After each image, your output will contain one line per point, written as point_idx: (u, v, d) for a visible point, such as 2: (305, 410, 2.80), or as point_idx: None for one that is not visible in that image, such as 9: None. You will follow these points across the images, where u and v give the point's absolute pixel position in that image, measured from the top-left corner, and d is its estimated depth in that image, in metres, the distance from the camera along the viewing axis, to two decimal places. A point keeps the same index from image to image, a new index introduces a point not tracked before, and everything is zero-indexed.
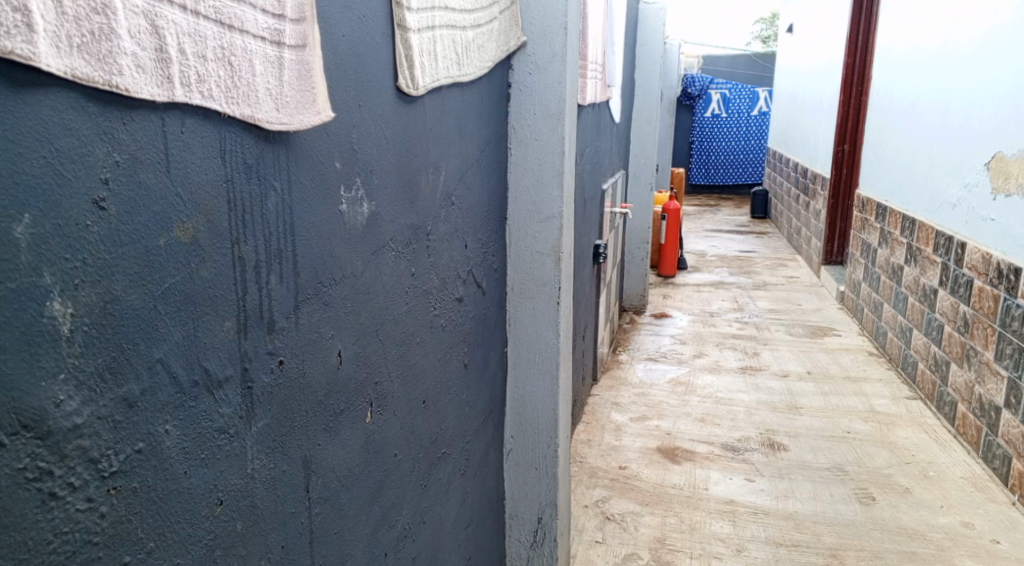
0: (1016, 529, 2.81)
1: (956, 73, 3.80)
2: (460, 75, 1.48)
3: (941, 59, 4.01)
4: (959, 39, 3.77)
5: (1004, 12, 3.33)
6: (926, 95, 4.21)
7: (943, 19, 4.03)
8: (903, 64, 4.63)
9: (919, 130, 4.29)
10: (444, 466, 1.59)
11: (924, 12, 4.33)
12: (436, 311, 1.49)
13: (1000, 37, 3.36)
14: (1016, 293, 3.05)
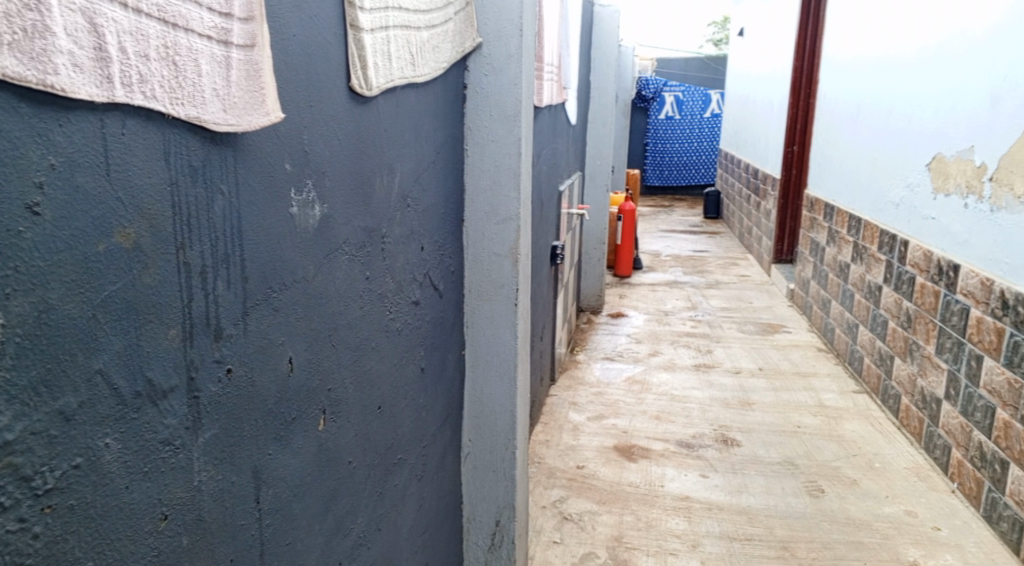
0: (956, 516, 2.89)
1: (899, 77, 3.89)
2: (414, 76, 1.46)
3: (885, 62, 4.09)
4: (903, 44, 3.86)
5: (944, 17, 3.42)
6: (870, 97, 4.29)
7: (886, 24, 4.12)
8: (849, 67, 4.72)
9: (864, 132, 4.38)
10: (400, 471, 1.57)
11: (868, 17, 4.43)
12: (391, 315, 1.47)
13: (940, 42, 3.44)
14: (956, 289, 3.13)
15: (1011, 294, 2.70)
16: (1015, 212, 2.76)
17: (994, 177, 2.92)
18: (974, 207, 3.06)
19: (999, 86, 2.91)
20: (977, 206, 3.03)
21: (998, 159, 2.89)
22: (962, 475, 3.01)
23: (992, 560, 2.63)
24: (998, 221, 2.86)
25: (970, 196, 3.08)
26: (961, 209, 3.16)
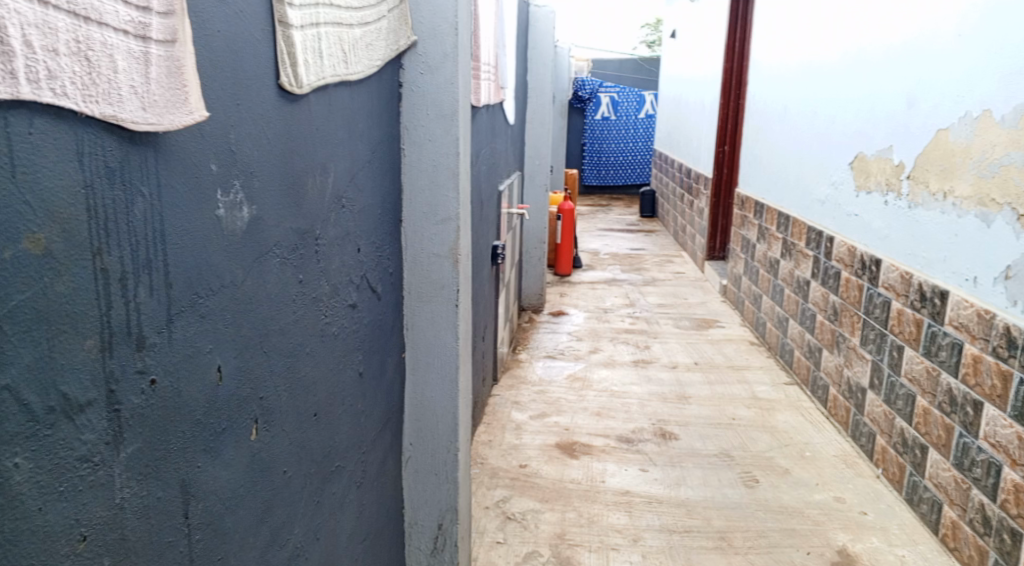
0: (880, 500, 2.98)
1: (823, 78, 3.98)
2: (346, 74, 1.43)
3: (810, 64, 4.19)
4: (825, 46, 3.95)
5: (864, 20, 3.51)
6: (796, 98, 4.39)
7: (810, 26, 4.21)
8: (776, 69, 4.82)
9: (790, 132, 4.47)
10: (338, 479, 1.53)
11: (793, 20, 4.53)
12: (327, 319, 1.43)
13: (861, 43, 3.53)
14: (877, 282, 3.22)
15: (929, 286, 2.80)
16: (931, 208, 2.86)
17: (911, 175, 3.02)
18: (894, 205, 3.15)
19: (915, 88, 3.01)
20: (897, 203, 3.13)
21: (915, 157, 2.99)
22: (886, 461, 3.10)
23: (915, 542, 2.72)
24: (916, 217, 2.97)
25: (890, 193, 3.18)
26: (882, 207, 3.25)
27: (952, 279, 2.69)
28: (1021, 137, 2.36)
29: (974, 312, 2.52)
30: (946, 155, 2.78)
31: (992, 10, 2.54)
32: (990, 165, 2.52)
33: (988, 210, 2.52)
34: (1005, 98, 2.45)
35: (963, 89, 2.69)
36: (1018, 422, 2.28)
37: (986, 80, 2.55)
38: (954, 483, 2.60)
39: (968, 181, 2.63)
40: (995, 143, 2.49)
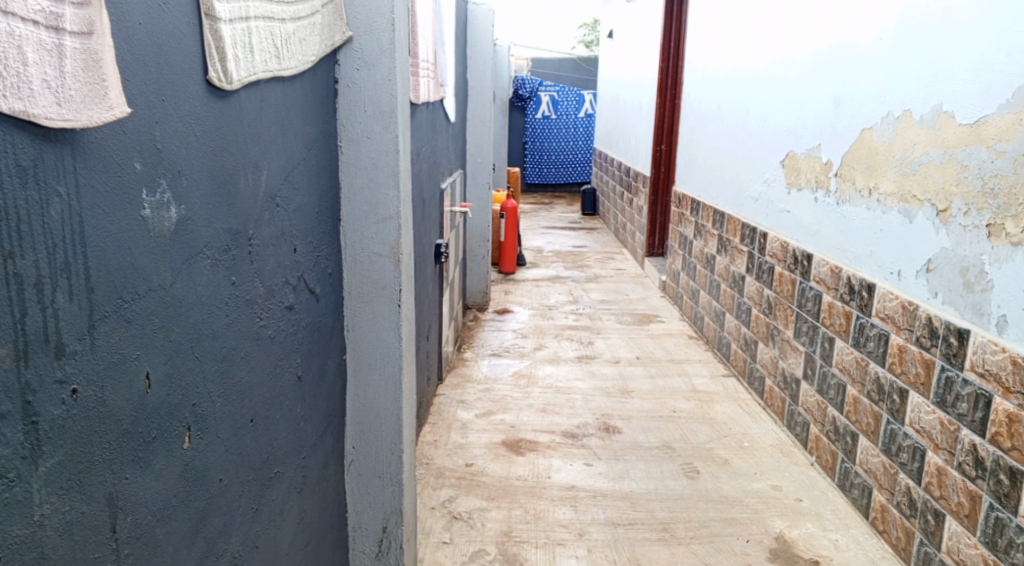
0: (814, 488, 3.04)
1: (754, 78, 4.05)
2: (279, 69, 1.39)
3: (742, 63, 4.26)
4: (756, 46, 4.02)
5: (791, 19, 3.57)
6: (729, 96, 4.45)
7: (741, 26, 4.28)
8: (709, 68, 4.89)
9: (724, 130, 4.54)
10: (278, 486, 1.49)
11: (725, 20, 4.60)
12: (262, 322, 1.39)
13: (789, 42, 3.60)
14: (809, 277, 3.29)
15: (856, 280, 2.87)
16: (858, 205, 2.94)
17: (838, 173, 3.09)
18: (823, 201, 3.22)
19: (841, 88, 3.07)
20: (826, 200, 3.20)
21: (841, 155, 3.06)
22: (819, 449, 3.17)
23: (846, 526, 2.79)
24: (844, 213, 3.04)
25: (819, 191, 3.25)
26: (812, 203, 3.32)
27: (878, 273, 2.77)
28: (939, 137, 2.44)
29: (898, 304, 2.59)
30: (870, 153, 2.85)
31: (910, 13, 2.61)
32: (911, 162, 2.59)
33: (910, 206, 2.59)
34: (923, 98, 2.52)
35: (884, 89, 2.76)
36: (940, 408, 2.35)
37: (905, 81, 2.63)
38: (881, 468, 2.68)
39: (891, 178, 2.70)
40: (916, 142, 2.56)
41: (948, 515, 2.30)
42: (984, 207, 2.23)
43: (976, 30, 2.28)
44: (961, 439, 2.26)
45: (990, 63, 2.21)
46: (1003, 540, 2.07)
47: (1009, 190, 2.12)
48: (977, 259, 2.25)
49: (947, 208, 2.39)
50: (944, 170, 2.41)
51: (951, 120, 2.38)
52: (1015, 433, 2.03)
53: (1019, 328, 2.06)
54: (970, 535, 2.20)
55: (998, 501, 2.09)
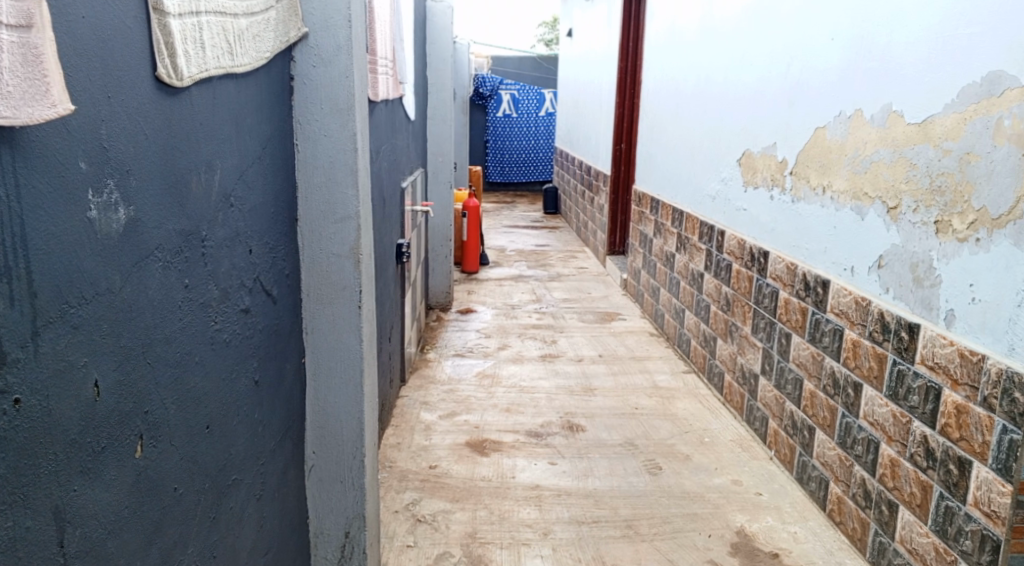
0: (774, 481, 3.07)
1: (711, 77, 4.07)
2: (231, 66, 1.35)
3: (698, 62, 4.28)
4: (712, 45, 4.05)
5: (746, 19, 3.61)
6: (686, 95, 4.48)
7: (697, 26, 4.30)
8: (666, 67, 4.92)
9: (682, 129, 4.57)
10: (235, 493, 1.46)
11: (681, 20, 4.61)
12: (217, 326, 1.36)
13: (745, 42, 3.63)
14: (765, 274, 3.32)
15: (812, 276, 2.90)
16: (812, 202, 2.97)
17: (793, 171, 3.12)
18: (779, 200, 3.26)
19: (794, 87, 3.11)
20: (781, 198, 3.23)
21: (795, 154, 3.09)
22: (778, 443, 3.19)
23: (805, 518, 2.82)
24: (799, 210, 3.07)
25: (775, 189, 3.28)
26: (768, 202, 3.35)
27: (832, 269, 2.80)
28: (889, 136, 2.48)
29: (852, 300, 2.63)
30: (824, 151, 2.88)
31: (861, 13, 2.64)
32: (862, 161, 2.62)
33: (862, 203, 2.63)
34: (873, 98, 2.56)
35: (836, 89, 2.79)
36: (893, 401, 2.38)
37: (857, 80, 2.66)
38: (838, 461, 2.71)
39: (844, 176, 2.74)
40: (867, 140, 2.59)
41: (901, 505, 2.34)
42: (933, 204, 2.27)
43: (921, 31, 2.32)
44: (913, 431, 2.29)
45: (937, 64, 2.24)
46: (952, 528, 2.11)
47: (956, 187, 2.17)
48: (926, 256, 2.29)
49: (897, 206, 2.43)
50: (894, 168, 2.45)
51: (900, 119, 2.42)
52: (963, 425, 2.07)
53: (967, 322, 2.11)
54: (922, 525, 2.24)
55: (948, 491, 2.13)
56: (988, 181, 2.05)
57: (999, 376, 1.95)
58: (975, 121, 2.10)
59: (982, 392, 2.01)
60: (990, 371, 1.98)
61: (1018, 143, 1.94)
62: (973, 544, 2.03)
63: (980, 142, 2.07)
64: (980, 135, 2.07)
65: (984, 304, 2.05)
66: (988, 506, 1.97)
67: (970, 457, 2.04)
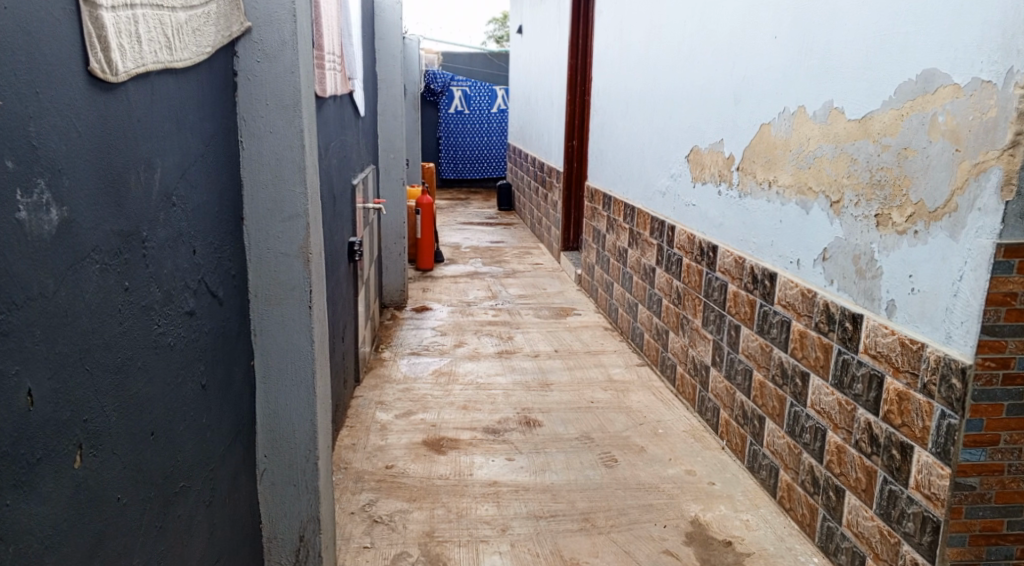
0: (726, 470, 3.11)
1: (659, 73, 4.09)
2: (170, 61, 1.31)
3: (646, 60, 4.30)
4: (660, 42, 4.06)
5: (691, 17, 3.63)
6: (636, 92, 4.50)
7: (644, 24, 4.33)
8: (615, 64, 4.93)
9: (632, 126, 4.59)
10: (183, 501, 1.41)
11: (628, 18, 4.62)
12: (160, 330, 1.31)
13: (691, 38, 3.64)
14: (714, 267, 3.35)
15: (759, 269, 2.94)
16: (759, 197, 3.00)
17: (739, 167, 3.15)
18: (726, 195, 3.29)
19: (740, 84, 3.13)
20: (728, 193, 3.26)
21: (742, 150, 3.13)
22: (729, 433, 3.23)
23: (756, 505, 2.86)
24: (746, 205, 3.10)
25: (722, 184, 3.31)
26: (716, 197, 3.38)
27: (778, 262, 2.84)
28: (831, 131, 2.51)
29: (799, 291, 2.66)
30: (768, 147, 2.91)
31: (801, 11, 2.67)
32: (806, 156, 2.66)
33: (806, 198, 2.66)
34: (815, 95, 2.59)
35: (779, 86, 2.82)
36: (839, 389, 2.42)
37: (799, 78, 2.69)
38: (787, 448, 2.75)
39: (789, 171, 2.77)
40: (810, 136, 2.63)
41: (847, 490, 2.38)
42: (872, 198, 2.31)
43: (859, 28, 2.35)
44: (857, 418, 2.33)
45: (875, 62, 2.28)
46: (895, 511, 2.15)
47: (894, 181, 2.21)
48: (867, 248, 2.33)
49: (840, 199, 2.47)
50: (836, 163, 2.48)
51: (841, 116, 2.45)
52: (904, 411, 2.11)
53: (906, 311, 2.15)
54: (867, 508, 2.28)
55: (891, 474, 2.17)
56: (924, 175, 2.08)
57: (938, 363, 1.99)
58: (911, 117, 2.14)
59: (922, 378, 2.05)
60: (929, 358, 2.02)
61: (952, 138, 1.99)
62: (915, 526, 2.07)
63: (916, 138, 2.12)
64: (915, 130, 2.12)
65: (922, 294, 2.09)
66: (929, 489, 2.02)
67: (911, 442, 2.08)
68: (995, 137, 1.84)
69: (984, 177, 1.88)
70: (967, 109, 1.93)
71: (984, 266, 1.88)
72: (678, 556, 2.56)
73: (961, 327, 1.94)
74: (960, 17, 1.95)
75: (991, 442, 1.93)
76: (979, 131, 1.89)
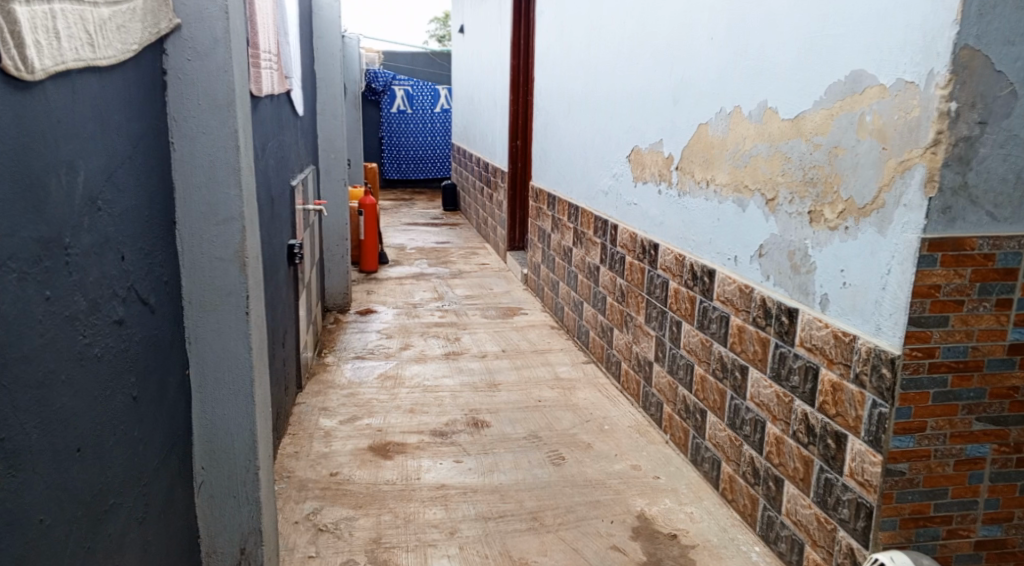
0: (670, 464, 3.13)
1: (600, 74, 4.09)
2: (93, 59, 1.25)
3: (587, 60, 4.30)
4: (600, 43, 4.07)
5: (630, 18, 3.64)
6: (577, 92, 4.50)
7: (584, 25, 4.33)
8: (557, 65, 4.92)
9: (575, 127, 4.59)
10: (114, 519, 1.35)
11: (569, 19, 4.62)
12: (86, 341, 1.25)
13: (630, 39, 3.65)
14: (656, 265, 3.37)
15: (699, 266, 2.96)
16: (697, 196, 3.02)
17: (678, 166, 3.18)
18: (665, 194, 3.31)
19: (678, 85, 3.15)
20: (668, 192, 3.28)
21: (680, 149, 3.15)
22: (672, 427, 3.25)
23: (700, 498, 2.88)
24: (685, 204, 3.13)
25: (662, 184, 3.33)
26: (656, 196, 3.40)
27: (717, 259, 2.86)
28: (765, 131, 2.54)
29: (736, 287, 2.69)
30: (706, 147, 2.93)
31: (735, 13, 2.69)
32: (742, 156, 2.68)
33: (743, 196, 2.69)
34: (750, 95, 2.62)
35: (715, 87, 2.85)
36: (776, 382, 2.45)
37: (734, 79, 2.71)
38: (728, 441, 2.77)
39: (725, 170, 2.79)
40: (746, 136, 2.65)
41: (786, 480, 2.41)
42: (806, 195, 2.34)
43: (791, 29, 2.38)
44: (794, 409, 2.36)
45: (806, 62, 2.31)
46: (832, 499, 2.18)
47: (826, 179, 2.24)
48: (801, 243, 2.36)
49: (774, 198, 2.50)
50: (771, 162, 2.51)
51: (775, 116, 2.48)
52: (838, 401, 2.14)
53: (839, 304, 2.18)
54: (805, 497, 2.31)
55: (827, 463, 2.20)
56: (854, 173, 2.12)
57: (869, 354, 2.03)
58: (841, 117, 2.17)
59: (854, 369, 2.08)
60: (860, 350, 2.06)
61: (878, 137, 2.02)
62: (850, 512, 2.10)
63: (846, 136, 2.15)
64: (845, 129, 2.15)
65: (853, 288, 2.12)
66: (862, 476, 2.05)
67: (845, 431, 2.12)
68: (918, 136, 1.88)
69: (908, 175, 1.92)
70: (892, 109, 1.97)
71: (910, 260, 1.91)
72: (625, 552, 2.56)
73: (890, 319, 1.97)
74: (885, 19, 1.98)
75: (919, 429, 1.96)
76: (903, 130, 1.93)
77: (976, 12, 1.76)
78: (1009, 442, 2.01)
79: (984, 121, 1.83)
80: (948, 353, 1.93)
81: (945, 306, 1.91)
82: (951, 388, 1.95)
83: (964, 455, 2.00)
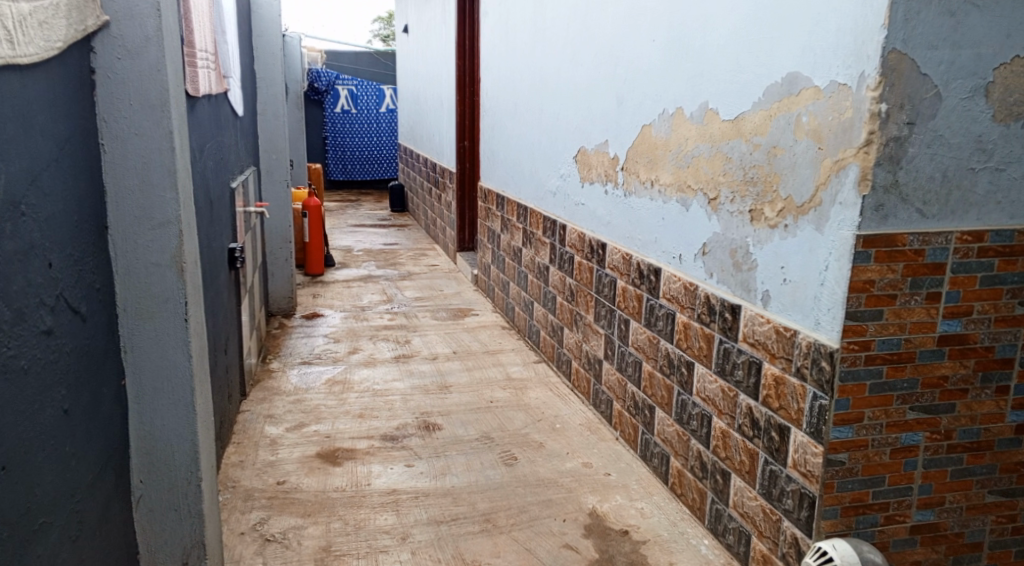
0: (621, 460, 3.13)
1: (546, 74, 4.08)
2: (13, 56, 1.19)
3: (533, 60, 4.29)
4: (545, 43, 4.06)
5: (574, 19, 3.63)
6: (524, 93, 4.49)
7: (529, 26, 4.32)
8: (502, 66, 4.90)
9: (522, 127, 4.58)
10: (45, 539, 1.29)
11: (513, 20, 4.60)
12: (11, 352, 1.19)
13: (574, 40, 3.65)
14: (604, 264, 3.37)
15: (645, 265, 2.97)
16: (642, 196, 3.03)
17: (624, 167, 3.18)
18: (612, 194, 3.31)
19: (622, 85, 3.15)
20: (614, 192, 3.29)
21: (625, 150, 3.15)
22: (623, 424, 3.25)
23: (650, 493, 2.89)
24: (630, 204, 3.13)
25: (608, 184, 3.34)
26: (602, 195, 3.40)
27: (662, 257, 2.88)
28: (707, 132, 2.55)
29: (682, 285, 2.70)
30: (650, 148, 2.94)
31: (676, 15, 2.70)
32: (684, 156, 2.70)
33: (686, 196, 2.71)
34: (691, 96, 2.63)
35: (657, 87, 2.86)
36: (721, 377, 2.47)
37: (676, 80, 2.73)
38: (676, 436, 2.78)
39: (669, 170, 2.81)
40: (688, 137, 2.66)
41: (732, 473, 2.43)
42: (746, 194, 2.36)
43: (729, 31, 2.40)
44: (739, 403, 2.38)
45: (744, 64, 2.33)
46: (776, 490, 2.21)
47: (765, 178, 2.26)
48: (743, 242, 2.38)
49: (716, 197, 2.52)
50: (713, 162, 2.52)
51: (715, 116, 2.50)
52: (781, 394, 2.17)
53: (780, 301, 2.20)
54: (750, 489, 2.33)
55: (771, 455, 2.22)
56: (792, 172, 2.14)
57: (809, 348, 2.05)
58: (778, 117, 2.19)
59: (795, 362, 2.11)
60: (801, 344, 2.09)
61: (814, 137, 2.05)
62: (794, 503, 2.13)
63: (784, 136, 2.17)
64: (783, 129, 2.17)
65: (793, 284, 2.14)
66: (805, 467, 2.08)
67: (788, 424, 2.14)
68: (852, 136, 1.91)
69: (843, 173, 1.95)
70: (827, 110, 2.00)
71: (846, 257, 1.94)
72: (578, 550, 2.55)
73: (829, 314, 2.00)
74: (820, 21, 2.00)
75: (857, 419, 1.99)
76: (838, 130, 1.96)
77: (903, 17, 1.80)
78: (941, 429, 2.05)
79: (912, 121, 1.87)
80: (883, 346, 1.97)
81: (879, 300, 1.94)
82: (886, 379, 1.98)
83: (899, 443, 2.04)
